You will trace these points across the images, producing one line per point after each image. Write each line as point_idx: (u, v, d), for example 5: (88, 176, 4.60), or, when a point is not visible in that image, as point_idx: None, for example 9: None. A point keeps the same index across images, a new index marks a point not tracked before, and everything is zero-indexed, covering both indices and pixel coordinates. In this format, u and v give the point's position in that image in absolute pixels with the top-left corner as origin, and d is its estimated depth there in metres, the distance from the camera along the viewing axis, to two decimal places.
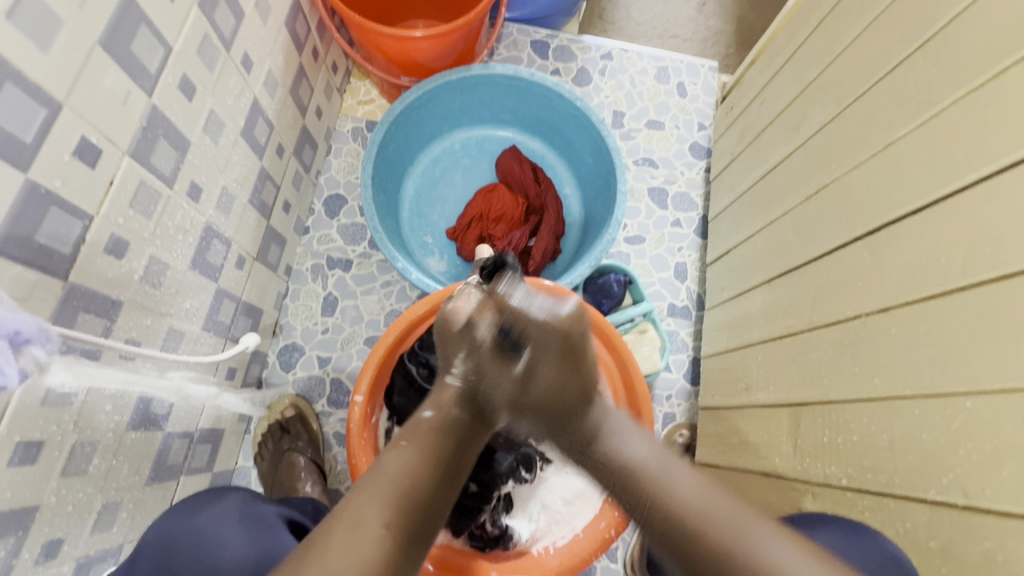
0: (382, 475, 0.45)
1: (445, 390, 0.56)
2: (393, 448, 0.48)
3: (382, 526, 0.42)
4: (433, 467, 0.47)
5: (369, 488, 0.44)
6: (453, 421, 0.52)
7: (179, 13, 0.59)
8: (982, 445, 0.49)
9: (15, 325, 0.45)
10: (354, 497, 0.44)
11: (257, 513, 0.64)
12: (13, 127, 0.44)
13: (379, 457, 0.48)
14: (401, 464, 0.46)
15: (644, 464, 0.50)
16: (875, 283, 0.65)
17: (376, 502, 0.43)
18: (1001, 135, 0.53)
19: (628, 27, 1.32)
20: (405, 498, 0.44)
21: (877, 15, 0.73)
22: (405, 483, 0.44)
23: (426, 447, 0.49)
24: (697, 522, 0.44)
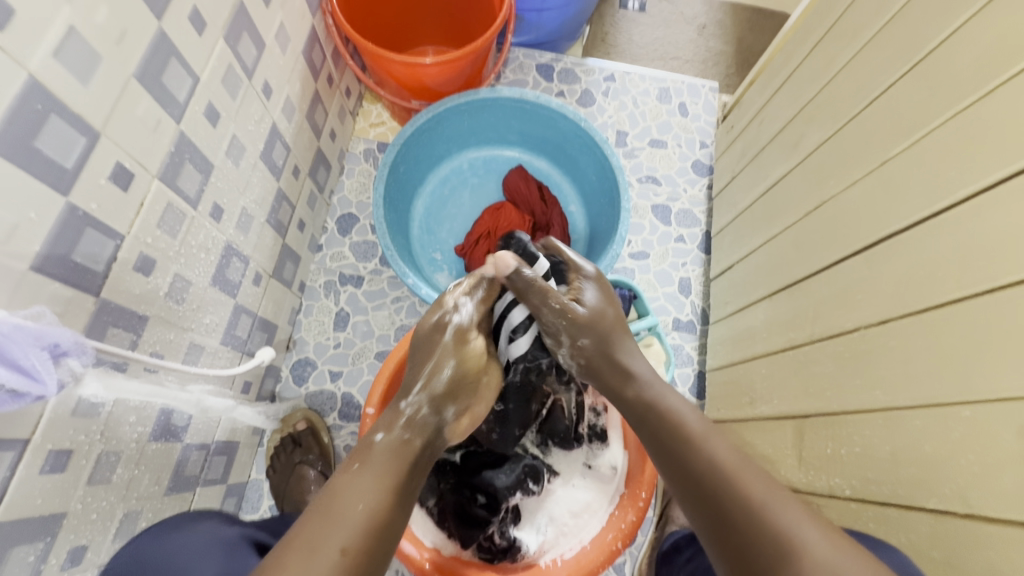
0: (338, 501, 0.49)
1: (399, 412, 0.60)
2: (346, 472, 0.52)
3: (337, 551, 0.46)
4: (387, 488, 0.51)
5: (323, 515, 0.48)
6: (407, 447, 0.56)
7: (207, 46, 0.63)
8: (979, 454, 0.50)
9: (54, 338, 0.49)
10: (307, 522, 0.47)
11: (226, 541, 0.62)
12: (55, 154, 0.48)
13: (332, 482, 0.51)
14: (359, 487, 0.51)
15: (690, 430, 0.57)
16: (874, 297, 0.67)
17: (329, 527, 0.47)
18: (987, 154, 0.55)
19: (630, 50, 1.36)
20: (361, 522, 0.48)
21: (869, 39, 0.76)
22: (360, 507, 0.49)
23: (380, 469, 0.53)
24: (724, 487, 0.52)
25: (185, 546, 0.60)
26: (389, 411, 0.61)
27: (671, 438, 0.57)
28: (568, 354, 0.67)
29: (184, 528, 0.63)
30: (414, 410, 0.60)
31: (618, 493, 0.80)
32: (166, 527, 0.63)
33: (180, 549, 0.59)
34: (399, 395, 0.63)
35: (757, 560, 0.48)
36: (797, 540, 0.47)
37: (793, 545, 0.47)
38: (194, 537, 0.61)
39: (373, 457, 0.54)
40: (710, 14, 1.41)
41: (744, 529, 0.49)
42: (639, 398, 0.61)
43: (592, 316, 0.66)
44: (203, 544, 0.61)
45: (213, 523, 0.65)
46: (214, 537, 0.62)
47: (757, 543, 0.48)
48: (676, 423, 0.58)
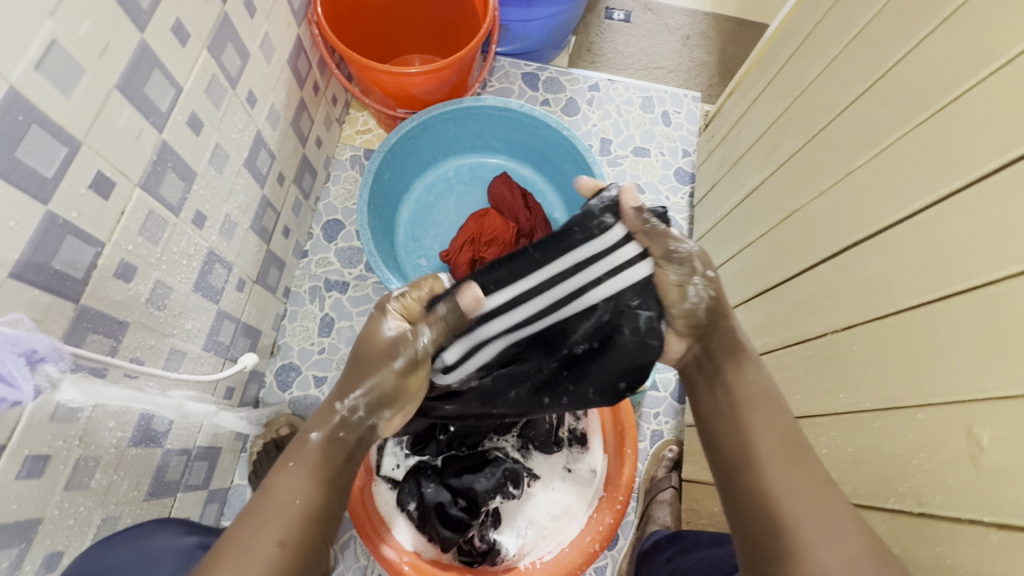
0: (274, 501, 0.50)
1: (332, 413, 0.55)
2: (281, 470, 0.52)
3: (275, 546, 0.48)
4: (322, 483, 0.52)
5: (259, 516, 0.49)
6: (340, 442, 0.55)
7: (190, 56, 0.64)
8: (931, 455, 0.52)
9: (32, 344, 0.50)
10: (244, 524, 0.49)
11: (180, 549, 0.64)
12: (36, 164, 0.49)
13: (269, 479, 0.52)
14: (294, 485, 0.51)
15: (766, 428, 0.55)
16: (840, 303, 0.69)
17: (264, 526, 0.49)
18: (942, 168, 0.57)
19: (615, 60, 1.39)
20: (297, 519, 0.50)
21: (837, 54, 0.79)
22: (295, 506, 0.50)
23: (315, 464, 0.53)
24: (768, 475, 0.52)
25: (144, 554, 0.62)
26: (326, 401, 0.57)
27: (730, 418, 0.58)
28: (701, 285, 0.60)
29: (144, 539, 0.64)
30: (349, 411, 0.55)
31: (597, 496, 0.81)
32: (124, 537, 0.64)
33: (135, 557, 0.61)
34: (334, 393, 0.57)
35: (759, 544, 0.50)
36: (789, 539, 0.48)
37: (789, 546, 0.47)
38: (147, 551, 0.62)
39: (307, 453, 0.53)
40: (693, 25, 1.44)
41: (753, 513, 0.51)
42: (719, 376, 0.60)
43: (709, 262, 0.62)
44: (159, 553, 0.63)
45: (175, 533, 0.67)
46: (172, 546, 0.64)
47: (769, 535, 0.49)
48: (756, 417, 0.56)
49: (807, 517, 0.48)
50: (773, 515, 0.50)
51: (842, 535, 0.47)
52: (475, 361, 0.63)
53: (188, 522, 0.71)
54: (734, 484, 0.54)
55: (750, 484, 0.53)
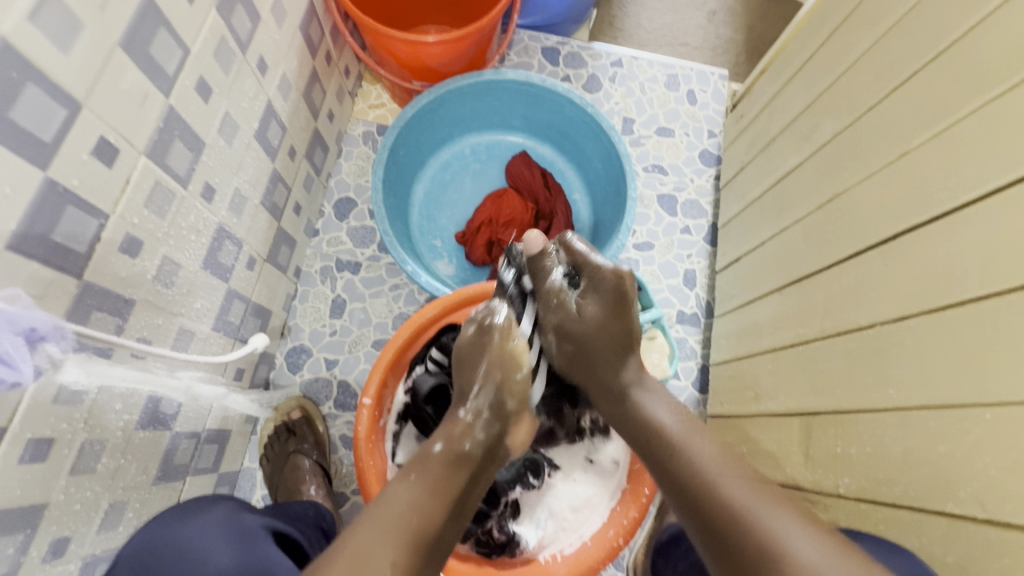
0: (390, 507, 0.47)
1: (457, 423, 0.56)
2: (403, 481, 0.50)
3: (387, 564, 0.43)
4: (443, 502, 0.49)
5: (374, 523, 0.46)
6: (464, 456, 0.53)
7: (198, 15, 0.60)
8: (999, 460, 0.48)
9: (32, 322, 0.47)
10: (359, 530, 0.45)
11: (244, 529, 0.61)
12: (32, 126, 0.45)
13: (387, 489, 0.50)
14: (408, 501, 0.48)
15: (700, 464, 0.53)
16: (890, 292, 0.65)
17: (378, 535, 0.45)
18: (1017, 145, 0.52)
19: (638, 35, 1.32)
20: (411, 536, 0.45)
21: (891, 25, 0.73)
22: (415, 520, 0.46)
23: (436, 480, 0.50)
24: (734, 510, 0.48)
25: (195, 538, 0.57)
26: (447, 419, 0.57)
27: (628, 399, 0.61)
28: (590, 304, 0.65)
29: (195, 517, 0.60)
30: (472, 417, 0.55)
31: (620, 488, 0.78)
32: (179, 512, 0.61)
33: (195, 538, 0.57)
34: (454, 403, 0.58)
35: None
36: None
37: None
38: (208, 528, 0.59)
39: (430, 466, 0.51)
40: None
41: (693, 493, 0.51)
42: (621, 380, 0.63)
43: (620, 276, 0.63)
44: (219, 530, 0.59)
45: (229, 509, 0.63)
46: (232, 523, 0.61)
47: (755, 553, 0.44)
48: (692, 446, 0.55)
49: (758, 503, 0.48)
50: (743, 526, 0.46)
51: (777, 505, 0.47)
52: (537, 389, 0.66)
53: (244, 502, 0.67)
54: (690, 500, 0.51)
55: (676, 464, 0.54)
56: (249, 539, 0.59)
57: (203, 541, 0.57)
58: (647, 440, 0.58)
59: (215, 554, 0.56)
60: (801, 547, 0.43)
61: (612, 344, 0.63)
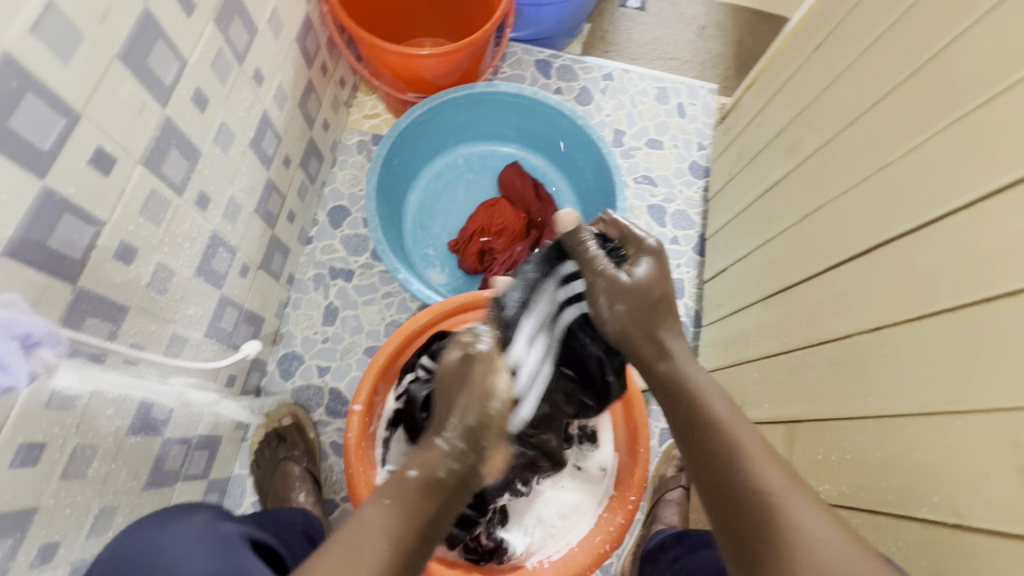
0: (361, 534, 0.45)
1: (433, 449, 0.52)
2: (373, 504, 0.48)
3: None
4: (413, 531, 0.47)
5: (346, 547, 0.45)
6: (441, 484, 0.50)
7: (196, 28, 0.61)
8: (971, 465, 0.50)
9: (27, 327, 0.48)
10: (330, 554, 0.44)
11: (222, 537, 0.61)
12: (32, 135, 0.46)
13: (358, 512, 0.48)
14: (382, 529, 0.46)
15: (717, 417, 0.54)
16: (869, 302, 0.66)
17: (351, 563, 0.43)
18: (986, 163, 0.54)
19: (629, 49, 1.35)
20: (383, 567, 0.44)
21: (870, 45, 0.76)
22: (388, 548, 0.45)
23: (408, 507, 0.48)
24: (740, 460, 0.50)
25: (176, 543, 0.58)
26: (424, 442, 0.54)
27: (671, 380, 0.59)
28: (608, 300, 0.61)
29: (171, 525, 0.60)
30: (449, 447, 0.52)
31: (606, 495, 0.79)
32: (158, 519, 0.62)
33: (173, 543, 0.58)
34: (432, 430, 0.54)
35: (749, 538, 0.46)
36: (791, 536, 0.44)
37: (784, 534, 0.44)
38: (188, 534, 0.59)
39: (403, 492, 0.49)
40: (709, 15, 1.40)
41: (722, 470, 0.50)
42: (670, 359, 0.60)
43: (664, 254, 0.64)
44: (196, 537, 0.59)
45: (207, 516, 0.63)
46: (209, 530, 0.60)
47: (748, 501, 0.47)
48: (704, 398, 0.56)
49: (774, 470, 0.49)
50: (742, 478, 0.49)
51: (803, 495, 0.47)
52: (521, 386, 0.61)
53: (224, 510, 0.67)
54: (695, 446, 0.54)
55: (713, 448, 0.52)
56: (227, 548, 0.59)
57: (179, 550, 0.57)
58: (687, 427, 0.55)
59: (192, 560, 0.56)
60: (811, 522, 0.45)
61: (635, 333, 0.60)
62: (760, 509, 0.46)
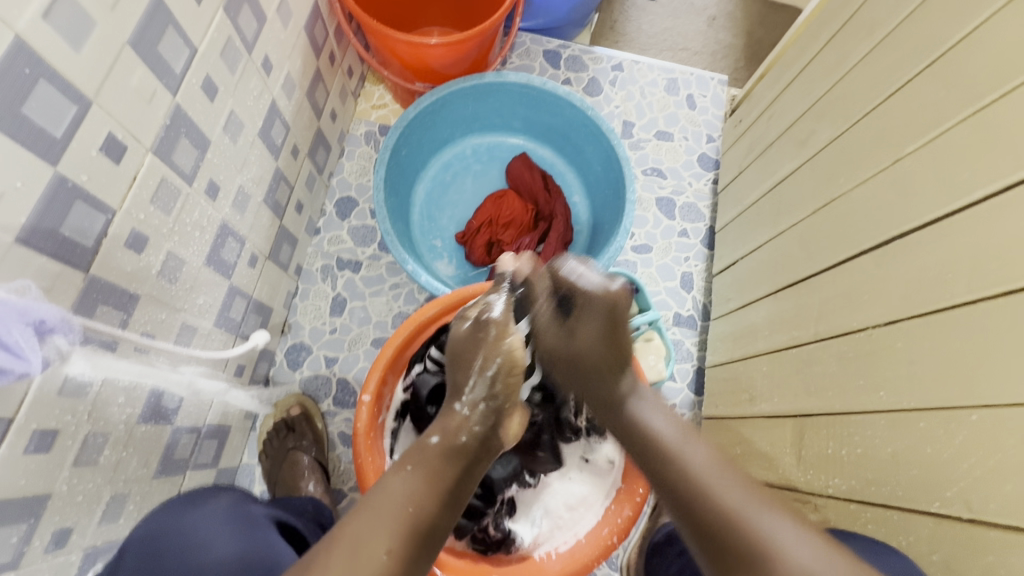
0: (384, 499, 0.47)
1: (454, 417, 0.58)
2: (398, 470, 0.50)
3: (383, 553, 0.43)
4: (437, 490, 0.49)
5: (372, 511, 0.46)
6: (460, 448, 0.55)
7: (205, 15, 0.61)
8: (985, 460, 0.49)
9: (41, 314, 0.48)
10: (356, 519, 0.46)
11: (247, 516, 0.63)
12: (44, 122, 0.46)
13: (383, 480, 0.50)
14: (404, 491, 0.48)
15: (667, 443, 0.56)
16: (882, 296, 0.66)
17: (376, 525, 0.45)
18: (1006, 154, 0.53)
19: (639, 39, 1.33)
20: (409, 525, 0.46)
21: (886, 34, 0.75)
22: (411, 507, 0.47)
23: (430, 471, 0.51)
24: (704, 487, 0.51)
25: (200, 525, 0.59)
26: (442, 415, 0.59)
27: (624, 408, 0.62)
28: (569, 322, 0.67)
29: (197, 508, 0.62)
30: (469, 411, 0.58)
31: (614, 487, 0.78)
32: (186, 501, 0.64)
33: (198, 525, 0.59)
34: (449, 398, 0.61)
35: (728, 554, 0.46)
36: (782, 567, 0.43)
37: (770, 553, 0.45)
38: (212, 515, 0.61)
39: (425, 456, 0.53)
40: (720, 5, 1.38)
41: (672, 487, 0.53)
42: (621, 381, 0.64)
43: (618, 295, 0.64)
44: (223, 515, 0.61)
45: (234, 498, 0.65)
46: (236, 511, 0.62)
47: (725, 535, 0.47)
48: (653, 424, 0.59)
49: (732, 490, 0.50)
50: (711, 505, 0.49)
51: (771, 508, 0.48)
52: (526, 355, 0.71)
53: (246, 492, 0.70)
54: (659, 476, 0.55)
55: (670, 470, 0.54)
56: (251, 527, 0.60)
57: (205, 531, 0.58)
58: (639, 449, 0.58)
59: (217, 542, 0.57)
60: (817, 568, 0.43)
61: (600, 365, 0.64)
62: (732, 532, 0.47)
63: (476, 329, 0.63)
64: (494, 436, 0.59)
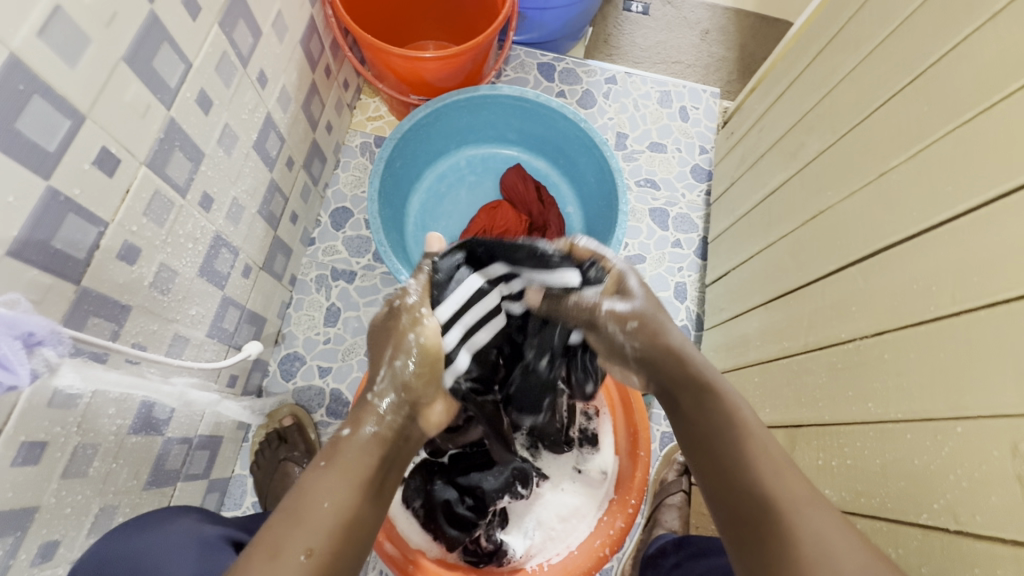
0: (300, 499, 0.48)
1: (367, 406, 0.56)
2: (313, 469, 0.51)
3: (303, 552, 0.45)
4: (354, 487, 0.50)
5: (286, 514, 0.47)
6: (373, 437, 0.54)
7: (201, 31, 0.62)
8: (971, 472, 0.50)
9: (30, 326, 0.48)
10: (273, 524, 0.46)
11: (204, 538, 0.61)
12: (37, 137, 0.46)
13: (300, 482, 0.50)
14: (321, 488, 0.49)
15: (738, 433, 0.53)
16: (871, 308, 0.66)
17: (294, 528, 0.46)
18: (990, 169, 0.54)
19: (633, 52, 1.35)
20: (326, 521, 0.47)
21: (872, 49, 0.76)
22: (325, 504, 0.48)
23: (346, 465, 0.51)
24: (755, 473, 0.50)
25: (167, 545, 0.59)
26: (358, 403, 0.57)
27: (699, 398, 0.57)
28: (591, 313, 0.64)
29: (160, 526, 0.61)
30: (380, 400, 0.57)
31: (607, 499, 0.79)
32: (144, 522, 0.62)
33: (155, 549, 0.58)
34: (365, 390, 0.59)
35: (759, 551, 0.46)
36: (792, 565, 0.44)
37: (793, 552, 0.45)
38: (174, 539, 0.60)
39: (340, 452, 0.52)
40: (713, 19, 1.40)
41: (730, 482, 0.51)
42: (697, 377, 0.59)
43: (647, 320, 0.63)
44: (182, 541, 0.59)
45: (194, 519, 0.64)
46: (191, 532, 0.61)
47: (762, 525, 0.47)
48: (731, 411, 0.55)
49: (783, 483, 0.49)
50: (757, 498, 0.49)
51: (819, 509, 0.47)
52: (453, 337, 0.63)
53: (212, 513, 0.69)
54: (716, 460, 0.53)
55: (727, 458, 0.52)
56: (212, 553, 0.60)
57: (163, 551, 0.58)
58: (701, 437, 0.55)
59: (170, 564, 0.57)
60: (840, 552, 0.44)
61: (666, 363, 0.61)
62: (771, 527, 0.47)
63: (389, 316, 0.61)
64: (411, 425, 0.58)
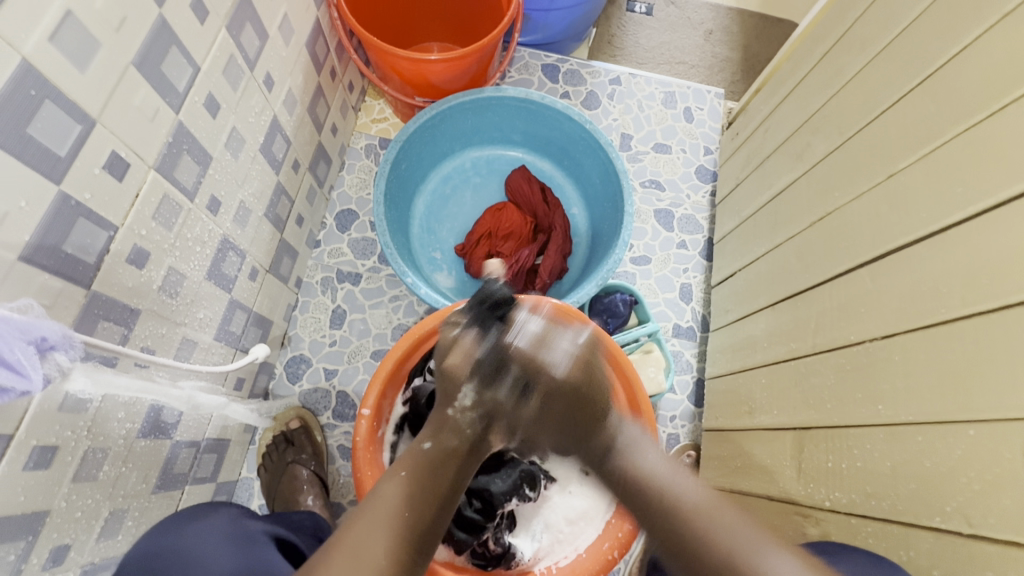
0: (380, 505, 0.52)
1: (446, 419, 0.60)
2: (392, 476, 0.55)
3: (381, 555, 0.49)
4: (431, 498, 0.53)
5: (369, 514, 0.51)
6: (447, 452, 0.57)
7: (208, 35, 0.62)
8: (984, 474, 0.49)
9: (43, 331, 0.48)
10: (355, 524, 0.51)
11: (248, 534, 0.62)
12: (48, 142, 0.46)
13: (381, 486, 0.54)
14: (397, 497, 0.53)
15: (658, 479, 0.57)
16: (880, 309, 0.66)
17: (374, 531, 0.50)
18: (1000, 170, 0.54)
19: (636, 53, 1.35)
20: (401, 528, 0.51)
21: (878, 50, 0.76)
22: (403, 513, 0.52)
23: (422, 477, 0.55)
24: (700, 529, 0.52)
25: (199, 540, 0.58)
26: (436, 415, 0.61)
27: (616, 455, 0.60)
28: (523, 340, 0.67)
29: (198, 521, 0.61)
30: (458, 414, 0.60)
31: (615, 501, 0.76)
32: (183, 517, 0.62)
33: (192, 545, 0.58)
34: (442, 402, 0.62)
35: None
36: None
37: None
38: (208, 533, 0.59)
39: (417, 462, 0.56)
40: (717, 19, 1.40)
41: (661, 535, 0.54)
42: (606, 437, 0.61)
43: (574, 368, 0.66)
44: (223, 534, 0.60)
45: (231, 515, 0.63)
46: (236, 526, 0.62)
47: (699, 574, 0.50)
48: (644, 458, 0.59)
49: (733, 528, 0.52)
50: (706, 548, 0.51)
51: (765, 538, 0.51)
52: None
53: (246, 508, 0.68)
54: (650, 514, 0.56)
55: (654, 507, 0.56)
56: (253, 545, 0.60)
57: (206, 544, 0.58)
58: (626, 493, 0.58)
59: (213, 558, 0.56)
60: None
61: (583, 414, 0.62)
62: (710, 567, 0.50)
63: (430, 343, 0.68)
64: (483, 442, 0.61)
